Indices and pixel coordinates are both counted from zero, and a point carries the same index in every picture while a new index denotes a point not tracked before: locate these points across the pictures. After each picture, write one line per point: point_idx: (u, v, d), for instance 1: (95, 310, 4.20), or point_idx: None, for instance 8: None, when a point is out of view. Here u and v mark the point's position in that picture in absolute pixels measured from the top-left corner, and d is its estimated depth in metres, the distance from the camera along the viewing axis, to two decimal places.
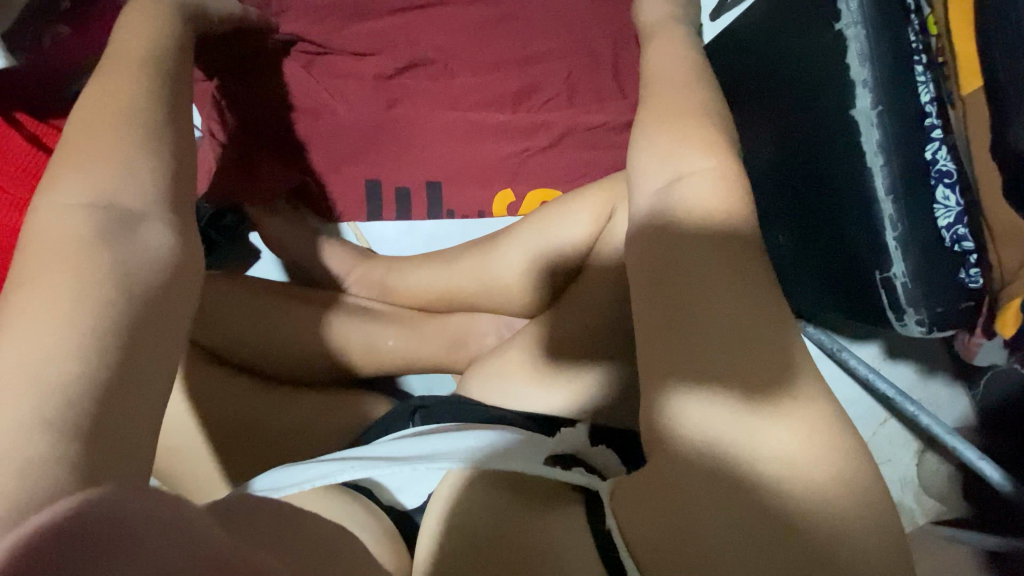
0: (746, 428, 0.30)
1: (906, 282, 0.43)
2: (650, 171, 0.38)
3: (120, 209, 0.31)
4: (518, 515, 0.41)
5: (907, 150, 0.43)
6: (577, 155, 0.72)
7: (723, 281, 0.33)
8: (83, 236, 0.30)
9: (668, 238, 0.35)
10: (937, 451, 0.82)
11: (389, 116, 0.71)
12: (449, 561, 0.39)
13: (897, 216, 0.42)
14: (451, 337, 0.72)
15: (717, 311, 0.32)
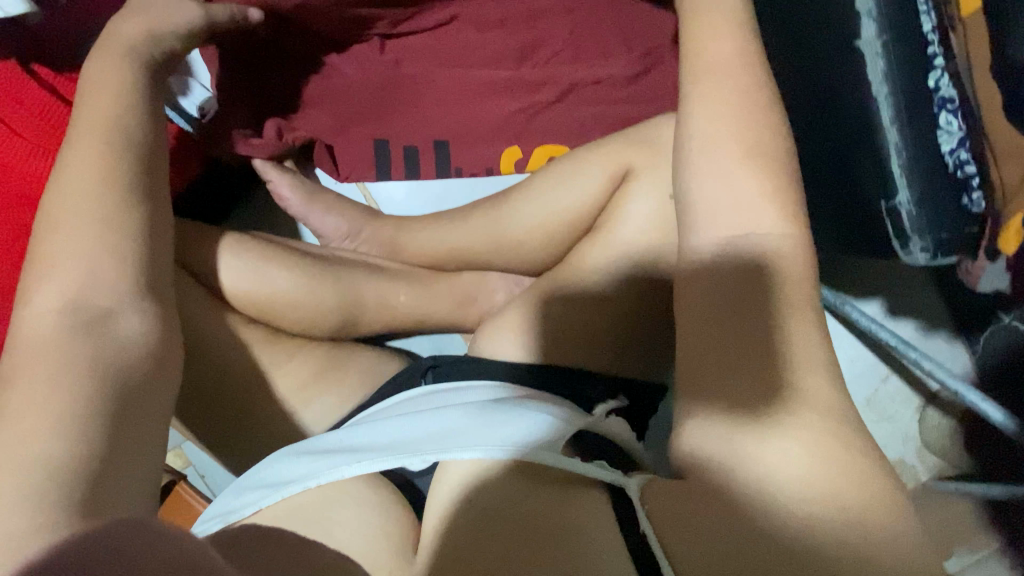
0: (746, 444, 0.35)
1: (910, 209, 0.45)
2: (694, 157, 0.42)
3: (92, 310, 0.41)
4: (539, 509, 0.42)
5: (910, 78, 0.44)
6: (584, 110, 0.72)
7: (749, 318, 0.38)
8: (61, 336, 0.39)
9: (704, 282, 0.40)
10: (939, 406, 0.82)
11: (399, 74, 0.74)
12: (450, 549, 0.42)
13: (903, 142, 0.44)
14: (461, 293, 0.73)
15: (746, 351, 0.37)
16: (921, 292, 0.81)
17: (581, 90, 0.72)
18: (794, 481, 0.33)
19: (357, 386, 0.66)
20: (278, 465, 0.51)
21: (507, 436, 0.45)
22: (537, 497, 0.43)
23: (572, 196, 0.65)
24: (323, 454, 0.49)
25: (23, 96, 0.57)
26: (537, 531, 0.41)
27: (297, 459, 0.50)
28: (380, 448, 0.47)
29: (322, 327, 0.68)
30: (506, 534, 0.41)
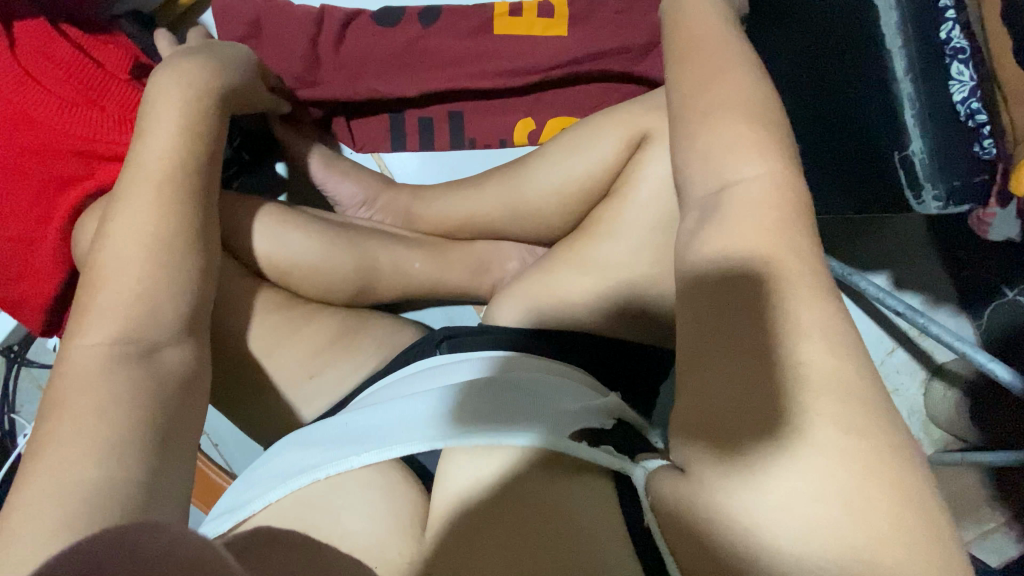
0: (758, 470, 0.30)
1: (923, 158, 0.47)
2: (701, 87, 0.39)
3: (131, 346, 0.42)
4: (545, 499, 0.43)
5: (922, 30, 0.47)
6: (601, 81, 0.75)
7: (761, 309, 0.31)
8: (90, 368, 0.40)
9: (709, 283, 0.34)
10: (944, 378, 0.83)
11: (411, 43, 0.74)
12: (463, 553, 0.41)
13: (915, 92, 0.47)
14: (476, 261, 0.75)
15: (747, 359, 0.31)
16: (926, 265, 0.82)
17: (594, 60, 0.74)
18: (810, 510, 0.28)
19: (375, 348, 0.66)
20: (284, 456, 0.51)
21: (514, 420, 0.45)
22: (544, 482, 0.44)
23: (587, 162, 0.66)
24: (330, 443, 0.49)
25: (53, 52, 0.58)
26: (542, 523, 0.41)
27: (303, 449, 0.50)
28: (389, 433, 0.47)
29: (338, 292, 0.67)
30: (512, 525, 0.42)
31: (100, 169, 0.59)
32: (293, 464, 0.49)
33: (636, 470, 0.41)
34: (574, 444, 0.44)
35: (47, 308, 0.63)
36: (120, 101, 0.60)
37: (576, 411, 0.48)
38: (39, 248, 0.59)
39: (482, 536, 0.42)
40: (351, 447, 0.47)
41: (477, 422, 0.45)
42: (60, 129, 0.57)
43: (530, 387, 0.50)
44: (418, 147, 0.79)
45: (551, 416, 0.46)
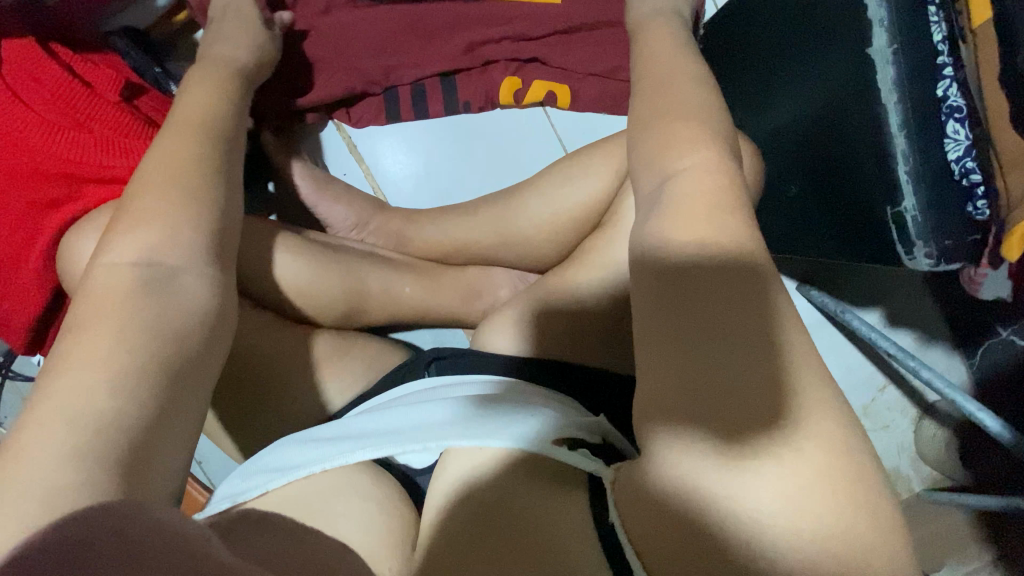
0: (734, 475, 0.28)
1: (916, 215, 0.45)
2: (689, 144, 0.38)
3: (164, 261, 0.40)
4: (522, 503, 0.41)
5: (921, 86, 0.44)
6: (600, 105, 0.76)
7: (729, 304, 0.31)
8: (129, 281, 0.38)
9: (672, 277, 0.33)
10: (935, 417, 0.83)
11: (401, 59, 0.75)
12: (439, 554, 0.40)
13: (910, 150, 0.45)
14: (466, 288, 0.74)
15: (712, 376, 0.30)
16: (919, 304, 0.82)
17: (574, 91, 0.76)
18: (780, 510, 0.27)
19: (361, 377, 0.65)
20: (282, 452, 0.49)
21: (508, 424, 0.43)
22: (522, 488, 0.41)
23: (582, 192, 0.65)
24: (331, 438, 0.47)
25: (42, 74, 0.58)
26: (516, 531, 0.39)
27: (303, 444, 0.48)
28: (396, 430, 0.45)
29: (326, 315, 0.66)
30: (485, 532, 0.40)
31: (87, 191, 0.57)
32: (290, 457, 0.47)
33: (605, 471, 0.38)
34: (550, 445, 0.41)
35: (31, 327, 0.62)
36: (109, 124, 0.59)
37: (568, 421, 0.45)
38: (23, 269, 0.58)
39: (459, 545, 0.40)
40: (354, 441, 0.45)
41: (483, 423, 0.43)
42: (48, 151, 0.56)
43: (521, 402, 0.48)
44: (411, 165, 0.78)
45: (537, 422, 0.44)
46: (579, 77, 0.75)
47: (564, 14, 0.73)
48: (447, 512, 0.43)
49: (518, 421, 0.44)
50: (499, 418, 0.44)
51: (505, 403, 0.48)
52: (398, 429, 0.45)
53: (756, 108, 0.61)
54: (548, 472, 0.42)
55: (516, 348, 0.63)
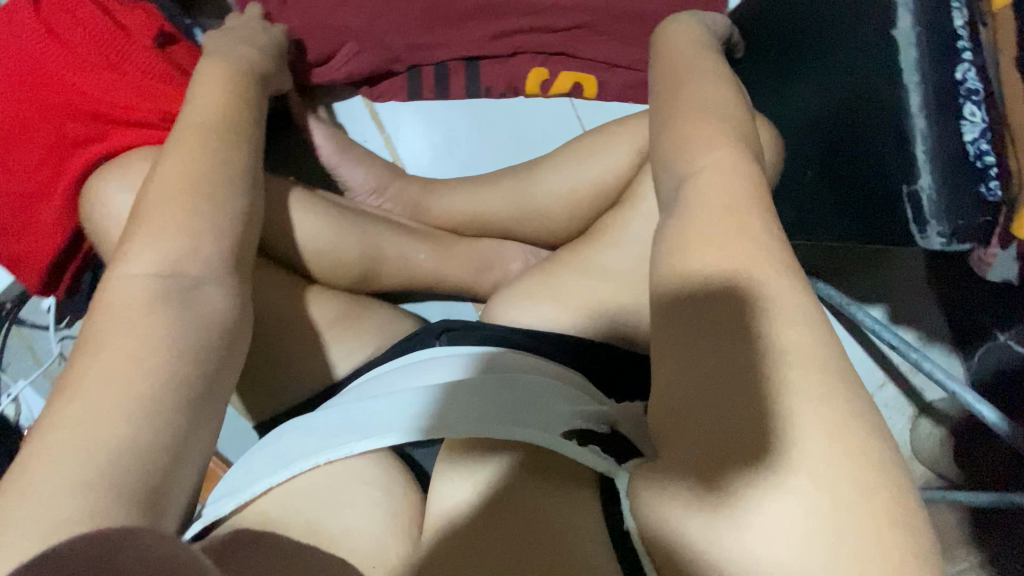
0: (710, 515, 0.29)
1: (931, 194, 0.47)
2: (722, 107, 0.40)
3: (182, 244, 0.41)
4: (525, 501, 0.40)
5: (942, 67, 0.46)
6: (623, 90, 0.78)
7: (723, 332, 0.31)
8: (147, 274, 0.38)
9: (672, 310, 0.34)
10: (931, 416, 0.84)
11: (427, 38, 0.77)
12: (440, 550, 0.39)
13: (928, 129, 0.46)
14: (479, 259, 0.74)
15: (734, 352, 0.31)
16: (920, 302, 0.84)
17: (599, 82, 0.78)
18: (778, 533, 0.27)
19: (374, 338, 0.65)
20: (276, 447, 0.48)
21: (509, 417, 0.43)
22: (525, 488, 0.41)
23: (601, 169, 0.67)
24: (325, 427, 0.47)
25: (80, 13, 0.58)
26: (523, 530, 0.38)
27: (296, 436, 0.48)
28: (389, 420, 0.45)
29: (342, 276, 0.67)
30: (490, 533, 0.38)
31: (113, 133, 0.58)
32: (284, 452, 0.46)
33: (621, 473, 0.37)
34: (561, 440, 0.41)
35: (48, 267, 0.63)
36: (142, 70, 0.59)
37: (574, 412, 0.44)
38: (45, 205, 0.59)
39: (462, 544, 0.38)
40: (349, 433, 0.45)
41: (479, 422, 0.42)
42: (79, 88, 0.57)
43: (522, 386, 0.47)
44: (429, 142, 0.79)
45: (542, 418, 0.43)
46: (603, 63, 0.77)
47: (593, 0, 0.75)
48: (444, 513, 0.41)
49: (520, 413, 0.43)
50: (501, 409, 0.43)
51: (507, 388, 0.46)
52: (400, 418, 0.45)
53: (779, 95, 0.64)
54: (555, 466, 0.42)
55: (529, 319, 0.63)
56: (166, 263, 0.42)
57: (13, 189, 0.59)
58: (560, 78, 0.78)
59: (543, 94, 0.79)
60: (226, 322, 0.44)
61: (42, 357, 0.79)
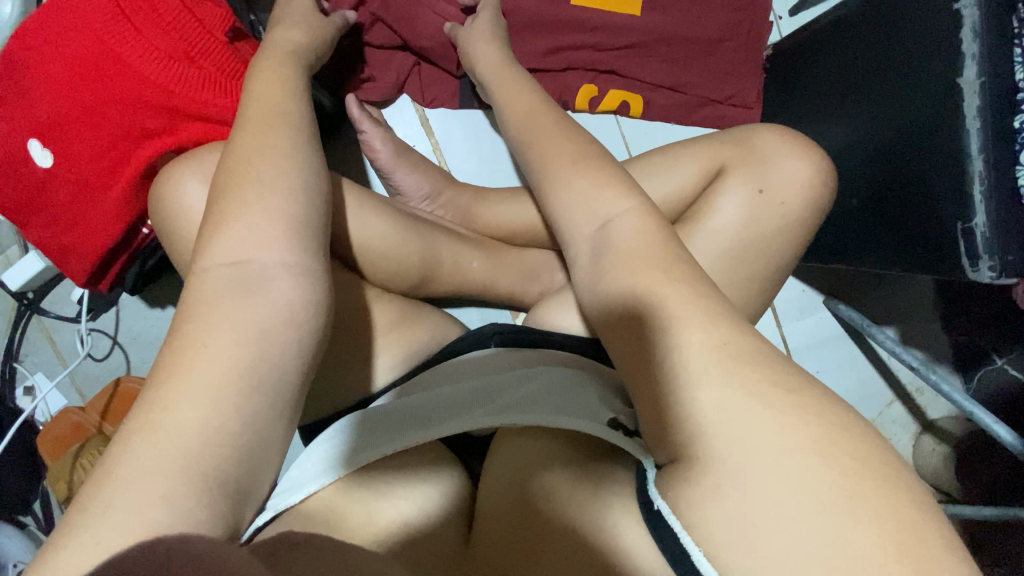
0: None
1: (985, 231, 0.51)
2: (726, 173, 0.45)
3: (280, 253, 0.40)
4: (556, 488, 0.43)
5: (1003, 116, 0.50)
6: (669, 112, 0.81)
7: (704, 356, 0.36)
8: (240, 289, 0.38)
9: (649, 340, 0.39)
10: (933, 434, 0.90)
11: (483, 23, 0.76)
12: (499, 546, 0.43)
13: (986, 172, 0.50)
14: (527, 268, 0.75)
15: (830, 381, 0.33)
16: (928, 326, 0.90)
17: (645, 101, 0.81)
18: None
19: (430, 343, 0.64)
20: (320, 443, 0.49)
21: (549, 408, 0.45)
22: (560, 481, 0.43)
23: (665, 188, 0.65)
24: (368, 424, 0.48)
25: (157, 3, 0.56)
26: (555, 518, 0.41)
27: (337, 435, 0.48)
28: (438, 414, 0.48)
29: (398, 280, 0.67)
30: (529, 525, 0.43)
31: (183, 126, 0.57)
32: (330, 450, 0.46)
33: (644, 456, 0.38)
34: (601, 425, 0.42)
35: (97, 260, 0.61)
36: (219, 65, 0.58)
37: (614, 402, 0.46)
38: (104, 196, 0.58)
39: (508, 538, 0.43)
40: (399, 428, 0.47)
41: (534, 412, 0.45)
42: (150, 78, 0.56)
43: (552, 379, 0.50)
44: (457, 154, 0.81)
45: (588, 405, 0.45)
46: (651, 89, 0.80)
47: (644, 26, 0.78)
48: (492, 518, 0.46)
49: (567, 402, 0.46)
50: (551, 401, 0.47)
51: (548, 381, 0.50)
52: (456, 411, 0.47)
53: (828, 128, 0.69)
54: (584, 446, 0.44)
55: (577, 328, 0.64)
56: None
57: (69, 176, 0.57)
58: (608, 95, 0.80)
59: (592, 110, 0.80)
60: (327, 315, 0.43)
61: (64, 351, 0.76)
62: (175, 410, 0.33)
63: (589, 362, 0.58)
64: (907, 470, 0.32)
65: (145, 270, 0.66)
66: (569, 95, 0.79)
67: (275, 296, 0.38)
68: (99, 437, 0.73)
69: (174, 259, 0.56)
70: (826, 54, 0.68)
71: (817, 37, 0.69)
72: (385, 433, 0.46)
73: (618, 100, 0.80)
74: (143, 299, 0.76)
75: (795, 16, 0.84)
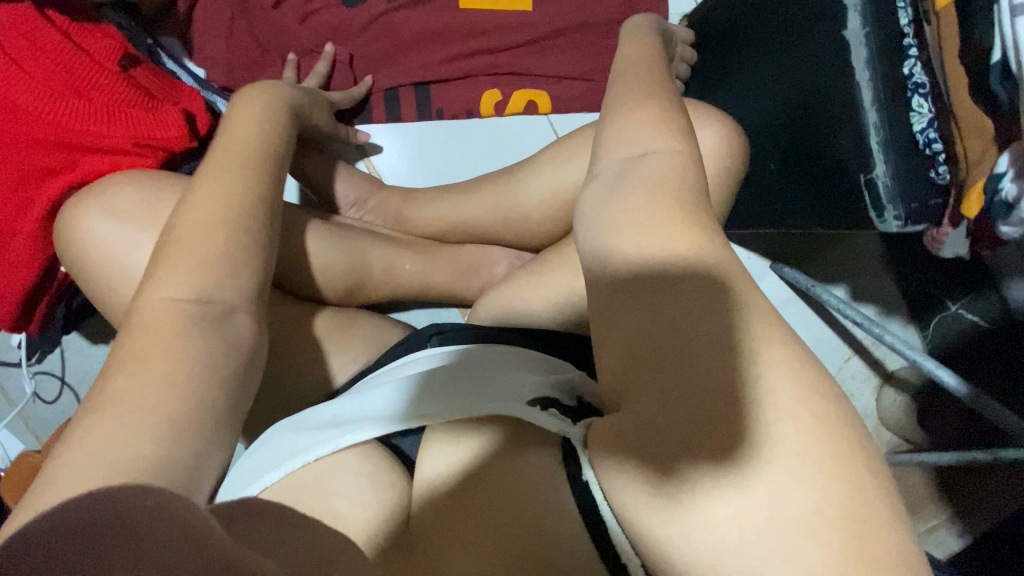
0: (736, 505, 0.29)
1: (886, 180, 0.51)
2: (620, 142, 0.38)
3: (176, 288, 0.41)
4: (494, 482, 0.41)
5: (889, 65, 0.50)
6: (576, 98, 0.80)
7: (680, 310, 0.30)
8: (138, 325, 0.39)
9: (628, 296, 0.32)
10: (894, 384, 0.90)
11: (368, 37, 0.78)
12: (435, 534, 0.40)
13: (879, 121, 0.50)
14: (463, 265, 0.75)
15: (756, 344, 0.29)
16: (879, 279, 0.89)
17: (552, 97, 0.80)
18: None
19: (367, 349, 0.64)
20: (250, 455, 0.47)
21: (479, 395, 0.43)
22: (500, 471, 0.41)
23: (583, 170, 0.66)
24: (308, 426, 0.47)
25: (40, 41, 0.57)
26: (498, 509, 0.39)
27: (276, 440, 0.47)
28: (371, 409, 0.46)
29: (330, 291, 0.67)
30: (471, 509, 0.40)
31: (83, 161, 0.57)
32: (267, 455, 0.45)
33: (575, 432, 0.37)
34: (523, 408, 0.41)
35: (21, 301, 0.61)
36: (110, 94, 0.58)
37: (548, 387, 0.44)
38: (15, 237, 0.58)
39: (442, 523, 0.41)
40: (324, 433, 0.45)
41: (456, 402, 0.43)
42: (41, 116, 0.55)
43: (491, 367, 0.48)
44: (387, 156, 0.81)
45: (514, 390, 0.44)
46: (553, 82, 0.80)
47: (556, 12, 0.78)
48: (429, 505, 0.42)
49: (491, 387, 0.44)
50: (476, 386, 0.44)
51: (479, 368, 0.48)
52: (381, 407, 0.45)
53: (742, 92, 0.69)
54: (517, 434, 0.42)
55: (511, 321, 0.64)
56: (168, 289, 0.41)
57: None
58: (513, 96, 0.80)
59: (498, 114, 0.81)
60: (238, 333, 0.43)
61: (13, 396, 0.77)
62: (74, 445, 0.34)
63: (536, 352, 0.56)
64: None
65: (72, 307, 0.68)
66: (467, 104, 0.80)
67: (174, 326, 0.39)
68: None
69: (92, 295, 0.56)
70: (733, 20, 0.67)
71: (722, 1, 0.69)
72: (311, 439, 0.45)
73: (525, 100, 0.80)
74: (84, 336, 0.76)
75: None
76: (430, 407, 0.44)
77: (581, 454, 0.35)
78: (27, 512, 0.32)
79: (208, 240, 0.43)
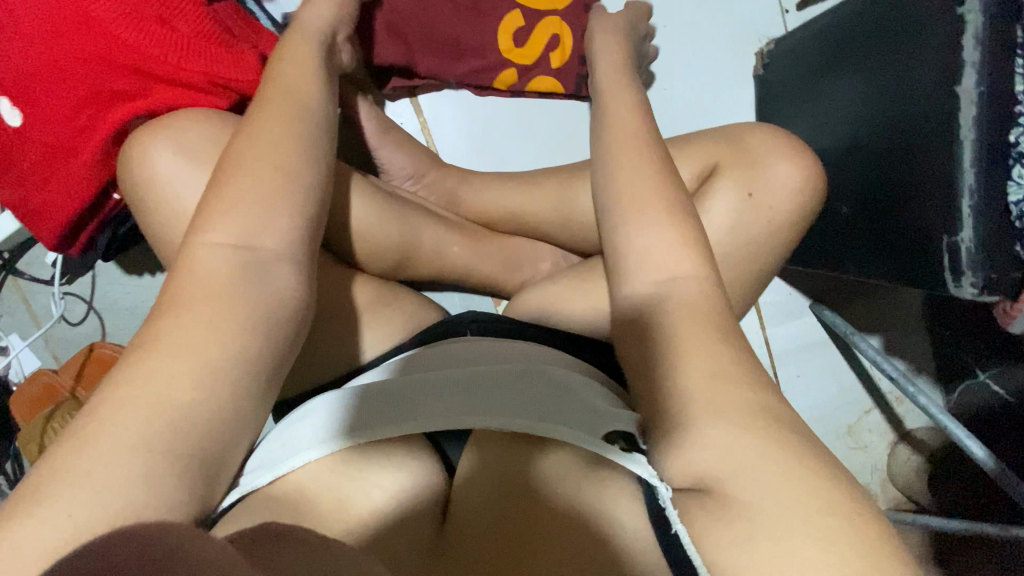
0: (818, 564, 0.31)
1: (970, 247, 0.50)
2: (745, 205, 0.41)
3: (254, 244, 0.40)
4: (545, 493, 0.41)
5: (999, 127, 0.48)
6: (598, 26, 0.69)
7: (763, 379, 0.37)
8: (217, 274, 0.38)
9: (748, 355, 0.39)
10: (910, 444, 0.90)
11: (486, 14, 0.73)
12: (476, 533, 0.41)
13: (976, 186, 0.48)
14: (511, 256, 0.74)
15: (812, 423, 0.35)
16: (915, 336, 0.89)
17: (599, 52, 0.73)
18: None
19: (409, 326, 0.63)
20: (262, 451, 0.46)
21: (496, 409, 0.43)
22: (550, 484, 0.41)
23: None
24: (348, 401, 0.45)
25: None
26: (547, 520, 0.40)
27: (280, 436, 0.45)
28: (366, 411, 0.44)
29: (377, 262, 0.66)
30: (519, 523, 0.41)
31: (155, 91, 0.55)
32: (303, 432, 0.43)
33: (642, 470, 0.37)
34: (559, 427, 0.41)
35: (71, 221, 0.61)
36: (193, 28, 0.56)
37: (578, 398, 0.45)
38: (77, 157, 0.57)
39: (487, 525, 0.42)
40: (317, 433, 0.43)
41: (470, 413, 0.43)
42: (123, 39, 0.54)
43: (500, 370, 0.47)
44: (453, 136, 0.80)
45: (534, 403, 0.43)
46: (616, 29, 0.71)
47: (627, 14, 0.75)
48: (472, 506, 0.43)
49: (507, 400, 0.44)
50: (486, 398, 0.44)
51: (488, 373, 0.46)
52: (376, 406, 0.44)
53: (827, 128, 0.68)
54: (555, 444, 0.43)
55: (556, 319, 0.63)
56: (238, 235, 0.40)
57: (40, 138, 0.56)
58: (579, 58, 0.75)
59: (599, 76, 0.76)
60: (292, 288, 0.41)
61: (39, 313, 0.76)
62: (138, 390, 0.34)
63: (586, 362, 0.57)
64: (865, 495, 0.33)
65: (117, 236, 0.67)
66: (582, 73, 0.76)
67: (244, 281, 0.39)
68: (71, 401, 0.71)
69: (146, 229, 0.54)
70: (831, 49, 0.66)
71: (824, 25, 0.67)
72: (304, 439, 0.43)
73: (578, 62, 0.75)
74: (119, 264, 0.75)
75: (803, 11, 0.82)
76: (442, 418, 0.43)
77: (669, 508, 0.35)
78: (92, 452, 0.32)
79: (294, 200, 0.42)
